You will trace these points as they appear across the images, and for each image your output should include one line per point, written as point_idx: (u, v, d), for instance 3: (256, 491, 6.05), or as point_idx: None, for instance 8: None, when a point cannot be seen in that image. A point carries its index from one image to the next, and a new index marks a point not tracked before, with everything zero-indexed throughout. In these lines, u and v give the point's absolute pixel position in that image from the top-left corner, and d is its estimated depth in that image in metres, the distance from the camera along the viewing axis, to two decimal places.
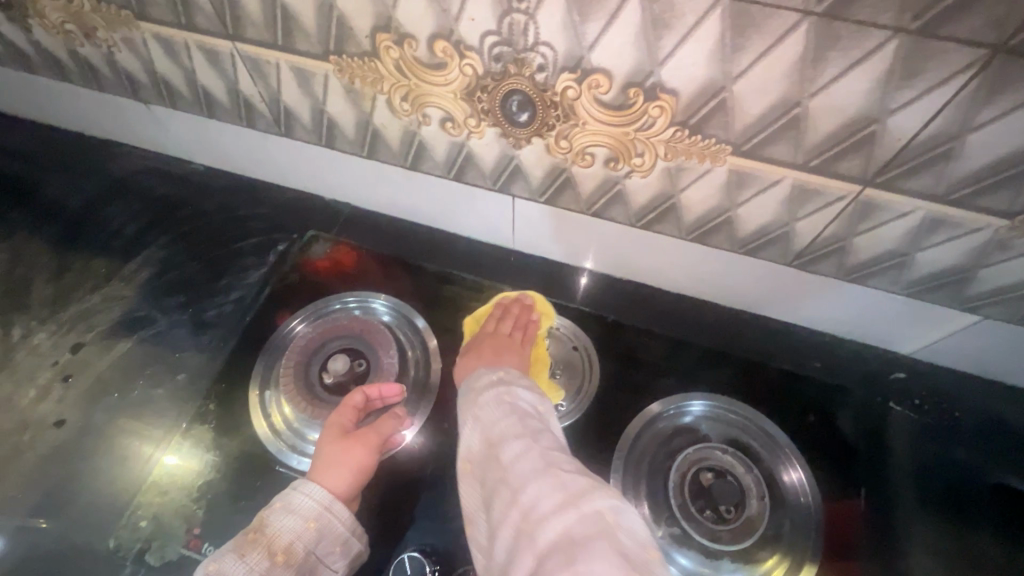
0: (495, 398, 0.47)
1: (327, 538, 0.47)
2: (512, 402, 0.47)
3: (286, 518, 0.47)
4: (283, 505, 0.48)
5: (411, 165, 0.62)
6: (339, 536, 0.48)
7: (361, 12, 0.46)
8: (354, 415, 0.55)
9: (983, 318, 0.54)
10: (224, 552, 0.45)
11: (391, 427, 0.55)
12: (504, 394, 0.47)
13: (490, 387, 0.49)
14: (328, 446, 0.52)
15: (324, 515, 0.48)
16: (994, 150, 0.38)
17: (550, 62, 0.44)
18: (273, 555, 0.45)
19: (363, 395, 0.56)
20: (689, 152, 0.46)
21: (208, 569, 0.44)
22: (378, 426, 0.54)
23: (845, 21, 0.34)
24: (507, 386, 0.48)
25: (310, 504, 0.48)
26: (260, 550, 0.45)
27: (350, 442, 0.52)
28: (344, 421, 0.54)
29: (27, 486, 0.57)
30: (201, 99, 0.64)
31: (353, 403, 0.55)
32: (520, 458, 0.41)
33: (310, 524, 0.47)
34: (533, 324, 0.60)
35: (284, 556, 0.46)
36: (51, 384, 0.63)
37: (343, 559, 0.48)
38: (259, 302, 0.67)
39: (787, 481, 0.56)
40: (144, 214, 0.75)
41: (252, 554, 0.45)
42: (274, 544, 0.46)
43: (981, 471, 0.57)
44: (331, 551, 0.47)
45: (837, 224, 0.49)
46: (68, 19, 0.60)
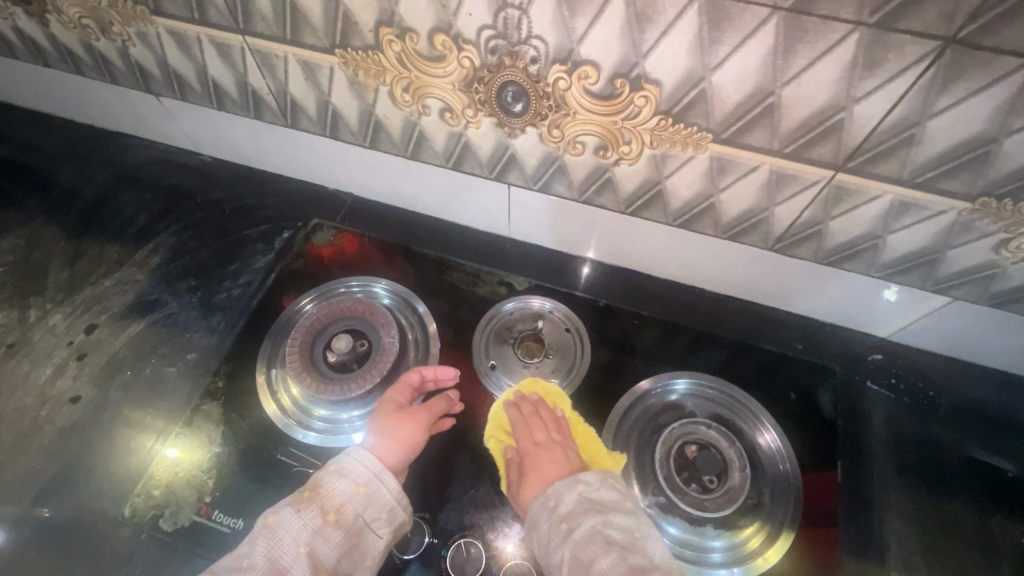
0: (591, 530, 0.43)
1: (374, 504, 0.49)
2: (608, 530, 0.43)
3: (340, 480, 0.49)
4: (337, 468, 0.50)
5: (412, 154, 0.65)
6: (385, 504, 0.49)
7: (366, 7, 0.49)
8: (409, 393, 0.58)
9: (954, 299, 0.57)
10: (281, 506, 0.47)
11: (441, 407, 0.58)
12: (599, 522, 0.44)
13: (582, 515, 0.45)
14: (384, 418, 0.55)
15: (375, 481, 0.50)
16: (953, 135, 0.41)
17: (543, 55, 0.47)
18: (325, 514, 0.47)
19: (419, 375, 0.59)
20: (673, 139, 0.49)
21: (268, 521, 0.46)
22: (430, 404, 0.58)
23: (811, 15, 0.37)
24: (601, 515, 0.44)
25: (361, 469, 0.50)
26: (314, 507, 0.47)
27: (403, 418, 0.55)
28: (398, 398, 0.58)
29: (46, 458, 0.60)
30: (211, 92, 0.67)
31: (409, 382, 0.59)
32: None
33: (360, 489, 0.49)
34: (562, 419, 0.57)
35: (335, 515, 0.47)
36: (67, 363, 0.66)
37: (386, 526, 0.49)
38: (267, 285, 0.70)
39: (762, 444, 0.59)
40: (154, 203, 0.78)
41: (307, 510, 0.47)
42: (327, 504, 0.47)
43: (952, 445, 0.61)
44: (377, 517, 0.49)
45: (813, 209, 0.52)
46: (85, 14, 0.63)
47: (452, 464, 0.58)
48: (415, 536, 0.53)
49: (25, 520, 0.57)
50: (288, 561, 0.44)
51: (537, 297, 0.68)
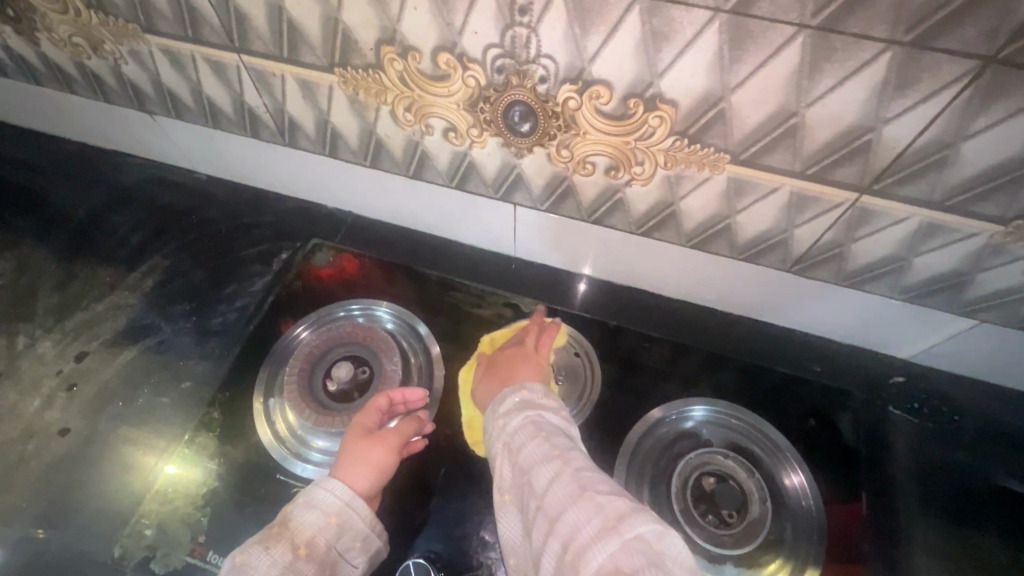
0: (521, 421, 0.45)
1: (348, 533, 0.46)
2: (538, 421, 0.44)
3: (309, 511, 0.45)
4: (306, 500, 0.46)
5: (413, 173, 0.63)
6: (360, 532, 0.47)
7: (367, 25, 0.47)
8: (378, 418, 0.55)
9: (981, 322, 0.55)
10: (248, 545, 0.43)
11: (412, 429, 0.56)
12: (532, 416, 0.45)
13: (516, 411, 0.46)
14: (352, 443, 0.52)
15: (346, 510, 0.47)
16: (989, 157, 0.39)
17: (552, 74, 0.44)
18: (296, 548, 0.43)
19: (387, 399, 0.56)
20: (688, 160, 0.47)
21: (234, 560, 0.41)
22: (399, 428, 0.55)
23: (841, 33, 0.35)
24: (534, 410, 0.46)
25: (332, 499, 0.47)
26: (284, 543, 0.43)
27: (373, 441, 0.52)
28: (368, 422, 0.54)
29: (34, 497, 0.58)
30: (206, 110, 0.65)
31: (378, 406, 0.56)
32: (553, 479, 0.38)
33: (332, 519, 0.46)
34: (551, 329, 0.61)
35: (307, 549, 0.43)
36: (56, 393, 0.63)
37: (361, 555, 0.46)
38: (263, 309, 0.68)
39: (786, 483, 0.56)
40: (149, 223, 0.76)
41: (276, 546, 0.43)
42: (297, 538, 0.44)
43: (984, 475, 0.58)
44: (352, 547, 0.46)
45: (834, 231, 0.50)
46: (75, 32, 0.61)
47: (456, 495, 0.56)
48: None
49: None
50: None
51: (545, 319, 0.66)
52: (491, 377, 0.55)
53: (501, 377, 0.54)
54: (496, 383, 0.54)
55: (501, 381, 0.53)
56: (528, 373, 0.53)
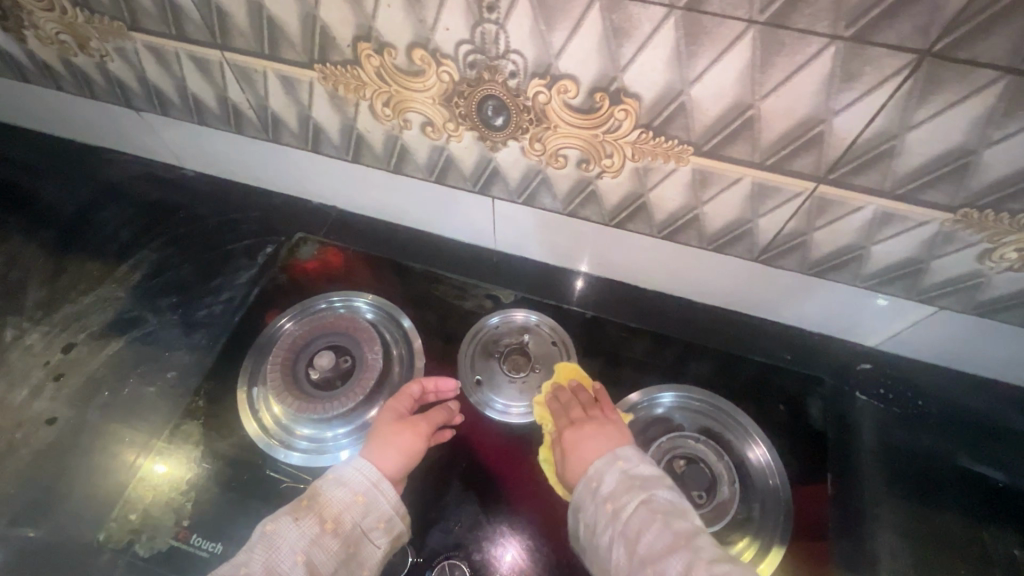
0: (636, 505, 0.43)
1: (372, 513, 0.48)
2: (654, 504, 0.43)
3: (338, 489, 0.48)
4: (336, 477, 0.49)
5: (395, 167, 0.64)
6: (384, 514, 0.48)
7: (344, 22, 0.48)
8: (410, 404, 0.58)
9: (940, 308, 0.57)
10: (279, 515, 0.46)
11: (442, 418, 0.57)
12: (644, 498, 0.44)
13: (624, 492, 0.45)
14: (384, 428, 0.54)
15: (374, 490, 0.49)
16: (933, 147, 0.41)
17: (521, 69, 0.46)
18: (323, 522, 0.46)
19: (420, 387, 0.59)
20: (655, 152, 0.49)
21: (266, 528, 0.45)
22: (431, 415, 0.57)
23: (787, 28, 0.37)
24: (643, 490, 0.44)
25: (359, 478, 0.49)
26: (313, 516, 0.46)
27: (403, 426, 0.54)
28: (400, 407, 0.57)
29: (22, 483, 0.59)
30: (191, 106, 0.67)
31: (410, 393, 0.58)
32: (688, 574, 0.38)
33: (359, 497, 0.48)
34: (603, 398, 0.57)
35: (333, 524, 0.46)
36: (44, 384, 0.64)
37: (384, 536, 0.48)
38: (249, 301, 0.69)
39: (752, 460, 0.58)
40: (137, 218, 0.77)
41: (305, 519, 0.46)
42: (325, 513, 0.46)
43: (947, 457, 0.60)
44: (375, 527, 0.47)
45: (797, 221, 0.52)
46: (62, 30, 0.62)
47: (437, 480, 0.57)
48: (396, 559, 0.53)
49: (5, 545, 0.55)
50: (284, 570, 0.43)
51: (521, 310, 0.68)
52: (572, 453, 0.51)
53: (584, 449, 0.50)
54: (579, 461, 0.50)
55: (582, 457, 0.50)
56: (614, 440, 0.50)
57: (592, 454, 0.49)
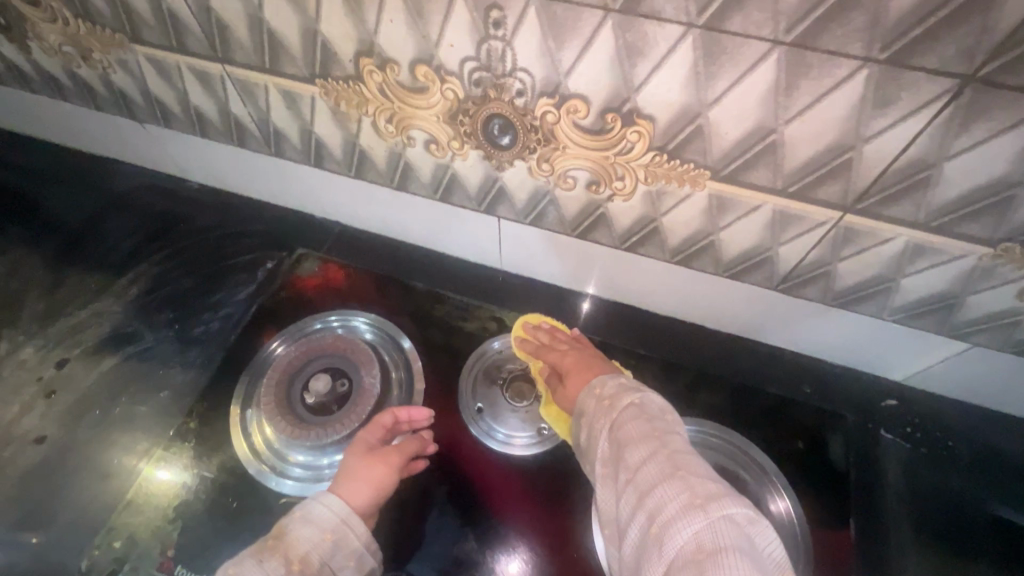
0: (630, 401, 0.45)
1: (342, 551, 0.47)
2: (642, 404, 0.44)
3: (305, 527, 0.46)
4: (303, 514, 0.47)
5: (398, 184, 0.62)
6: (354, 550, 0.47)
7: (345, 37, 0.47)
8: (382, 435, 0.55)
9: (973, 345, 0.53)
10: (241, 557, 0.44)
11: (414, 448, 0.55)
12: (634, 397, 0.45)
13: (622, 392, 0.46)
14: (353, 461, 0.53)
15: (343, 527, 0.47)
16: (972, 178, 0.38)
17: (529, 87, 0.44)
18: (289, 563, 0.44)
19: (392, 417, 0.56)
20: (669, 176, 0.46)
21: (228, 572, 0.43)
22: (403, 446, 0.55)
23: (816, 50, 0.34)
24: (639, 392, 0.46)
25: (328, 515, 0.47)
26: (278, 557, 0.44)
27: (373, 458, 0.53)
28: (370, 438, 0.55)
29: (8, 504, 0.57)
30: (193, 119, 0.65)
31: (383, 423, 0.55)
32: (649, 455, 0.39)
33: (326, 535, 0.46)
34: (583, 339, 0.61)
35: (300, 565, 0.44)
36: (35, 401, 0.63)
37: (355, 574, 0.47)
38: (247, 318, 0.67)
39: (773, 510, 0.55)
40: (138, 231, 0.76)
41: (269, 560, 0.44)
42: (291, 553, 0.45)
43: (977, 503, 0.56)
44: (344, 565, 0.46)
45: (820, 250, 0.48)
46: (64, 41, 0.61)
47: (432, 512, 0.55)
48: None
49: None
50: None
51: None
52: (571, 374, 0.54)
53: (584, 371, 0.53)
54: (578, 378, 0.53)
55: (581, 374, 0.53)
56: (611, 367, 0.54)
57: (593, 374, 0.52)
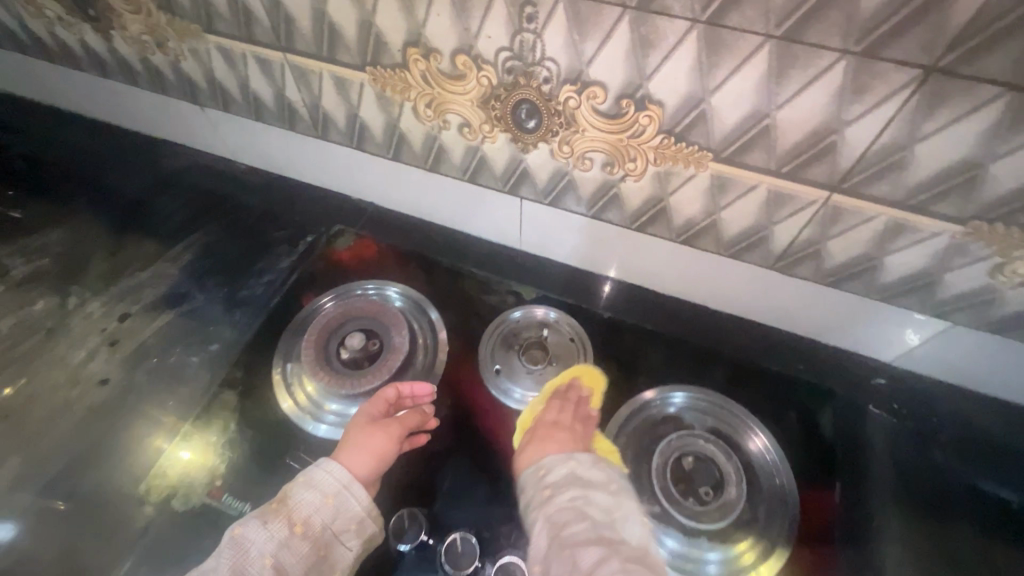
0: (572, 497, 0.47)
1: (342, 516, 0.51)
2: (586, 505, 0.47)
3: (309, 491, 0.52)
4: (306, 480, 0.53)
5: (431, 166, 0.69)
6: (354, 516, 0.51)
7: (396, 29, 0.54)
8: (384, 408, 0.60)
9: (953, 323, 0.58)
10: (250, 517, 0.50)
11: (415, 421, 0.60)
12: (581, 494, 0.48)
13: (565, 484, 0.49)
14: (357, 431, 0.57)
15: (343, 494, 0.52)
16: (941, 160, 0.43)
17: (555, 75, 0.50)
18: (292, 525, 0.50)
19: (395, 391, 0.61)
20: (675, 158, 0.52)
21: (234, 532, 0.49)
22: (404, 419, 0.59)
23: (801, 42, 0.40)
24: (582, 490, 0.48)
25: (330, 481, 0.53)
26: (281, 519, 0.50)
27: (376, 428, 0.58)
28: (374, 411, 0.60)
29: (73, 436, 0.64)
30: (251, 103, 0.73)
31: (385, 396, 0.60)
32: (603, 563, 0.41)
33: (327, 499, 0.51)
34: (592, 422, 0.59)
35: (301, 527, 0.50)
36: (99, 347, 0.70)
37: (355, 538, 0.51)
38: (289, 284, 0.74)
39: (751, 449, 0.61)
40: (193, 205, 0.84)
41: (274, 522, 0.49)
42: (293, 516, 0.50)
43: (961, 476, 0.60)
44: (345, 529, 0.51)
45: (811, 229, 0.54)
46: (145, 31, 0.69)
47: (452, 459, 0.61)
48: (408, 529, 0.55)
49: (21, 518, 0.58)
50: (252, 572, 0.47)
51: (541, 306, 0.71)
52: (534, 440, 0.55)
53: (544, 444, 0.54)
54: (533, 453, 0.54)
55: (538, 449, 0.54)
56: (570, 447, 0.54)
57: (544, 449, 0.54)
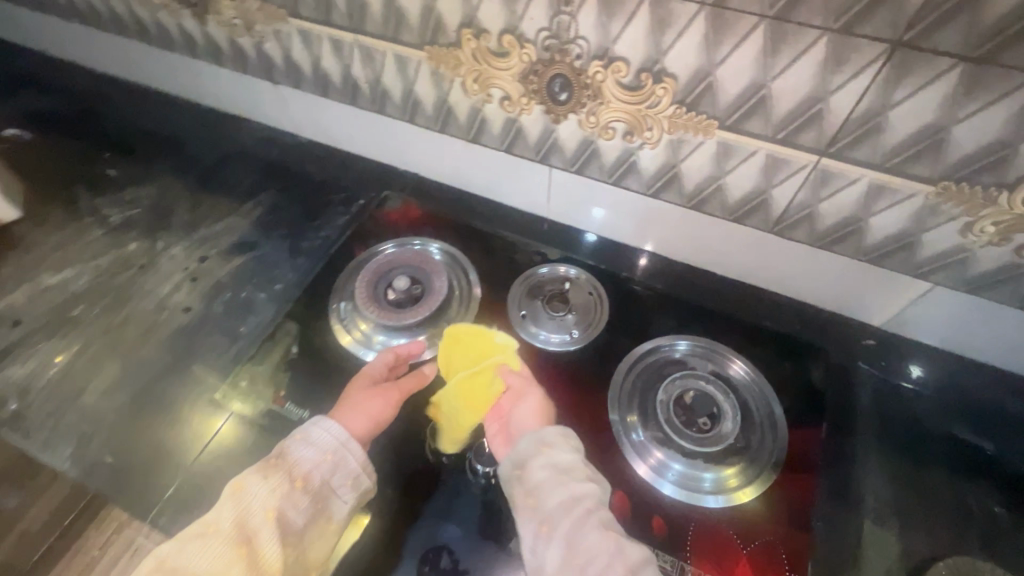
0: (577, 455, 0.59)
1: (339, 471, 0.58)
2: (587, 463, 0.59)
3: (307, 448, 0.58)
4: (304, 438, 0.59)
5: (473, 137, 0.79)
6: (351, 471, 0.58)
7: (454, 12, 0.64)
8: (383, 371, 0.68)
9: (935, 284, 0.64)
10: (250, 473, 0.56)
11: (411, 385, 0.67)
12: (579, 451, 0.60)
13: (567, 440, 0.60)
14: (358, 394, 0.65)
15: (341, 451, 0.58)
16: (911, 125, 0.51)
17: (586, 51, 0.60)
18: (293, 480, 0.56)
19: (394, 355, 0.69)
20: (686, 126, 0.61)
21: (236, 487, 0.55)
22: (401, 383, 0.67)
23: (791, 21, 0.49)
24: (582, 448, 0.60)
25: (328, 439, 0.59)
26: (282, 474, 0.56)
27: (374, 391, 0.65)
28: (374, 373, 0.67)
29: (160, 351, 0.75)
30: (320, 81, 0.85)
31: (385, 360, 0.68)
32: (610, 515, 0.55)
33: (326, 455, 0.58)
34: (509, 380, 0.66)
35: (302, 482, 0.56)
36: (183, 282, 0.81)
37: (351, 492, 0.58)
38: (344, 238, 0.85)
39: (735, 375, 0.69)
40: (261, 170, 0.96)
41: (274, 477, 0.56)
42: (294, 471, 0.56)
43: (939, 425, 0.67)
44: (342, 484, 0.58)
45: (804, 191, 0.62)
46: (237, 15, 0.81)
47: None
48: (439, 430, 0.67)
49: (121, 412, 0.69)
50: (256, 522, 0.54)
51: (563, 264, 0.80)
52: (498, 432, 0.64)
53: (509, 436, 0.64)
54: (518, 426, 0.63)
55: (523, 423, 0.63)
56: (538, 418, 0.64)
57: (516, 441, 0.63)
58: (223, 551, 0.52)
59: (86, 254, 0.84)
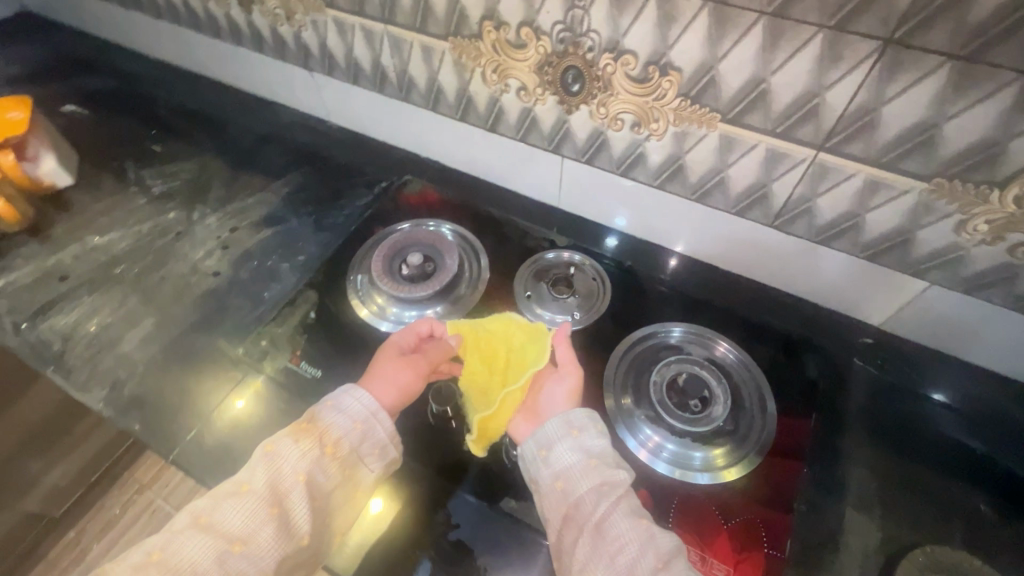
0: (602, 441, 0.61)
1: (368, 441, 0.60)
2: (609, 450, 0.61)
3: (338, 416, 0.60)
4: (336, 405, 0.61)
5: (491, 126, 0.83)
6: (379, 442, 0.61)
7: (477, 5, 0.69)
8: (414, 340, 0.70)
9: (932, 283, 0.66)
10: (282, 437, 0.58)
11: (438, 356, 0.69)
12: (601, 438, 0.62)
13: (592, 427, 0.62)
14: (388, 362, 0.66)
15: (371, 420, 0.61)
16: (904, 120, 0.53)
17: (597, 44, 0.64)
18: (324, 447, 0.58)
19: (428, 327, 0.71)
20: (691, 118, 0.64)
21: (269, 449, 0.57)
22: (430, 355, 0.69)
23: (788, 18, 0.51)
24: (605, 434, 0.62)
25: (359, 408, 0.61)
26: (314, 439, 0.58)
27: (405, 362, 0.67)
28: (404, 343, 0.69)
29: (191, 310, 0.81)
30: (351, 69, 0.90)
31: (419, 330, 0.70)
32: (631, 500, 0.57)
33: (356, 424, 0.60)
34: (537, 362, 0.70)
35: (333, 448, 0.59)
36: (215, 250, 0.87)
37: (378, 461, 0.61)
38: (365, 216, 0.90)
39: (722, 356, 0.72)
40: (292, 152, 1.02)
41: (305, 442, 0.58)
42: (325, 438, 0.59)
43: (931, 424, 0.68)
44: (370, 453, 0.60)
45: (803, 185, 0.64)
46: (279, 5, 0.88)
47: None
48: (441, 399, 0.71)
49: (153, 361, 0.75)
50: (288, 485, 0.56)
51: (569, 251, 0.83)
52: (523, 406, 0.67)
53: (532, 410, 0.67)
54: (547, 402, 0.66)
55: (552, 400, 0.66)
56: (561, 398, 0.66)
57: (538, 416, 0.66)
58: (256, 508, 0.54)
59: (129, 220, 0.91)
